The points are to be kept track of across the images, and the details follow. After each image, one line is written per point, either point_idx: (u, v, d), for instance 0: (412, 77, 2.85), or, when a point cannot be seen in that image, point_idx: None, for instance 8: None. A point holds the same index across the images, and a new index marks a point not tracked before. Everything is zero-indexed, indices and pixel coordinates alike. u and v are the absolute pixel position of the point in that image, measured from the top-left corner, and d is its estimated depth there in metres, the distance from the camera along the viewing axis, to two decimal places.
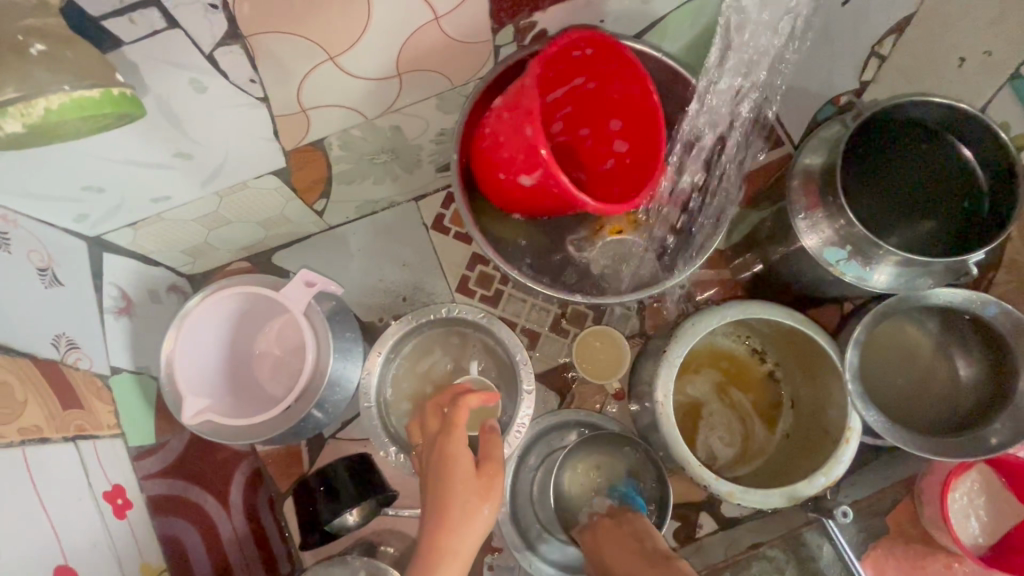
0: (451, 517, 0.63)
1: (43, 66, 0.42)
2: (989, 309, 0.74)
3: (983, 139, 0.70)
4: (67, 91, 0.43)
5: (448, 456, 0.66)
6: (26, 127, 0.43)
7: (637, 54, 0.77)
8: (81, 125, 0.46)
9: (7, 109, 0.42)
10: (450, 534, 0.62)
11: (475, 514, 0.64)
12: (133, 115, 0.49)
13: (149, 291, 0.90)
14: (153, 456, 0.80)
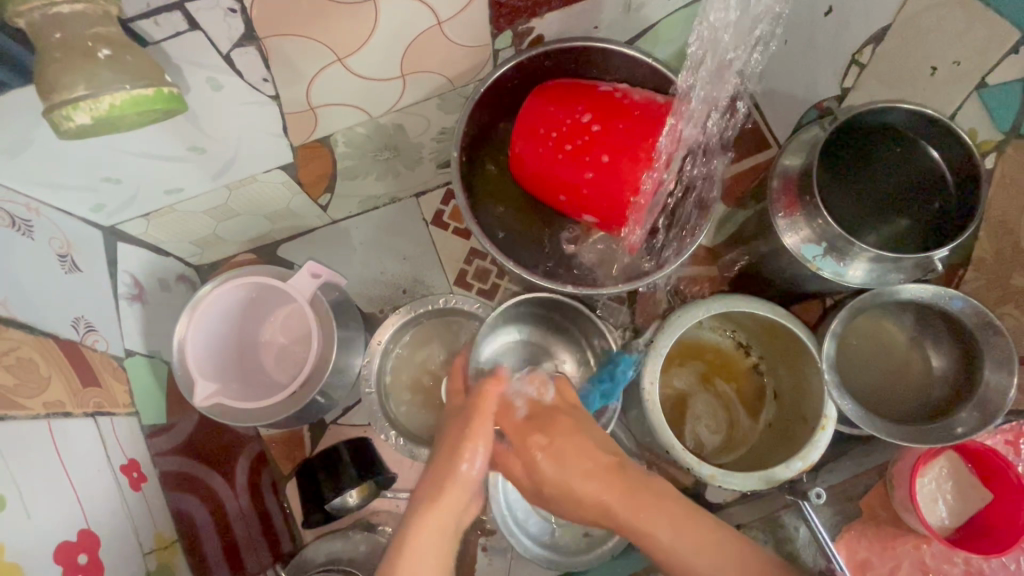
0: (456, 454, 0.67)
1: (108, 66, 0.48)
2: (956, 302, 0.79)
3: (951, 143, 0.74)
4: (127, 89, 0.49)
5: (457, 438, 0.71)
6: (93, 120, 0.49)
7: (628, 59, 0.82)
8: (136, 119, 0.52)
9: (79, 104, 0.48)
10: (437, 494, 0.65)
11: (471, 451, 0.67)
12: (181, 111, 0.55)
13: (159, 279, 0.94)
14: (163, 436, 0.84)
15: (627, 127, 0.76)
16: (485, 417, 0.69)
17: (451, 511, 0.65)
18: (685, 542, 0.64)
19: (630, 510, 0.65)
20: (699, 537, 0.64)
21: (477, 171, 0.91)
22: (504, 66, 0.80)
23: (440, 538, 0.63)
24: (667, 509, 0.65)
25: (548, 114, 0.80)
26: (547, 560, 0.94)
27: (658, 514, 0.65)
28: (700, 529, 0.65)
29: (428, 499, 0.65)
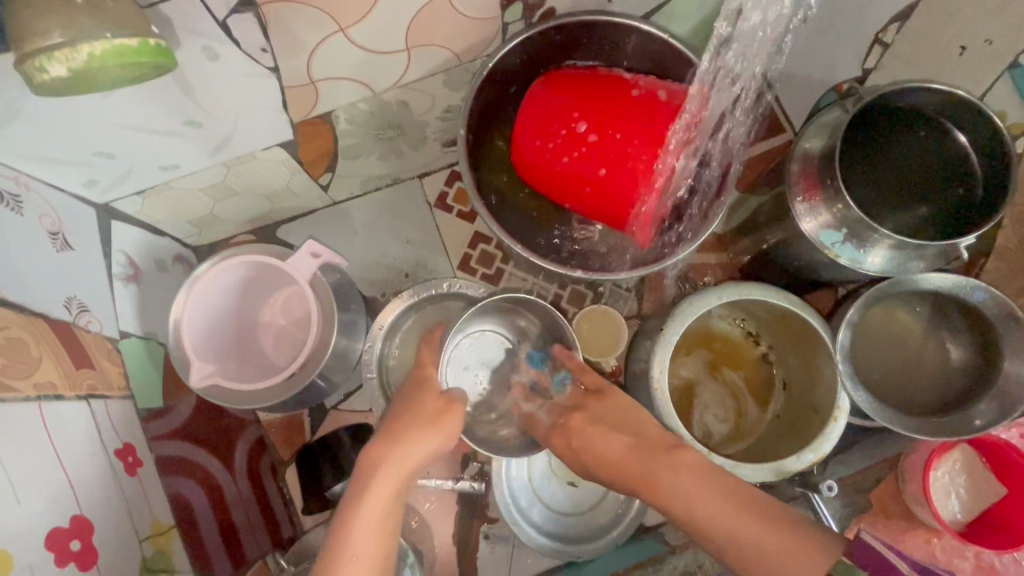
0: (405, 438, 0.70)
1: (87, 13, 0.45)
2: (977, 293, 0.76)
3: (980, 126, 0.71)
4: (109, 38, 0.45)
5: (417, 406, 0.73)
6: (71, 72, 0.46)
7: (643, 35, 0.78)
8: (120, 73, 0.49)
9: (54, 54, 0.45)
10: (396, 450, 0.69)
11: (420, 441, 0.69)
12: (166, 69, 0.53)
13: (155, 259, 0.92)
14: (160, 419, 0.82)
15: (635, 119, 0.73)
16: (444, 416, 0.72)
17: (391, 493, 0.65)
18: (696, 488, 0.66)
19: (653, 468, 0.71)
20: (709, 478, 0.66)
21: (485, 151, 0.89)
22: (515, 40, 0.76)
23: (378, 518, 0.64)
24: (684, 463, 0.69)
25: (554, 103, 0.76)
26: (550, 548, 0.92)
27: (681, 472, 0.68)
28: (711, 483, 0.66)
29: (366, 471, 0.67)
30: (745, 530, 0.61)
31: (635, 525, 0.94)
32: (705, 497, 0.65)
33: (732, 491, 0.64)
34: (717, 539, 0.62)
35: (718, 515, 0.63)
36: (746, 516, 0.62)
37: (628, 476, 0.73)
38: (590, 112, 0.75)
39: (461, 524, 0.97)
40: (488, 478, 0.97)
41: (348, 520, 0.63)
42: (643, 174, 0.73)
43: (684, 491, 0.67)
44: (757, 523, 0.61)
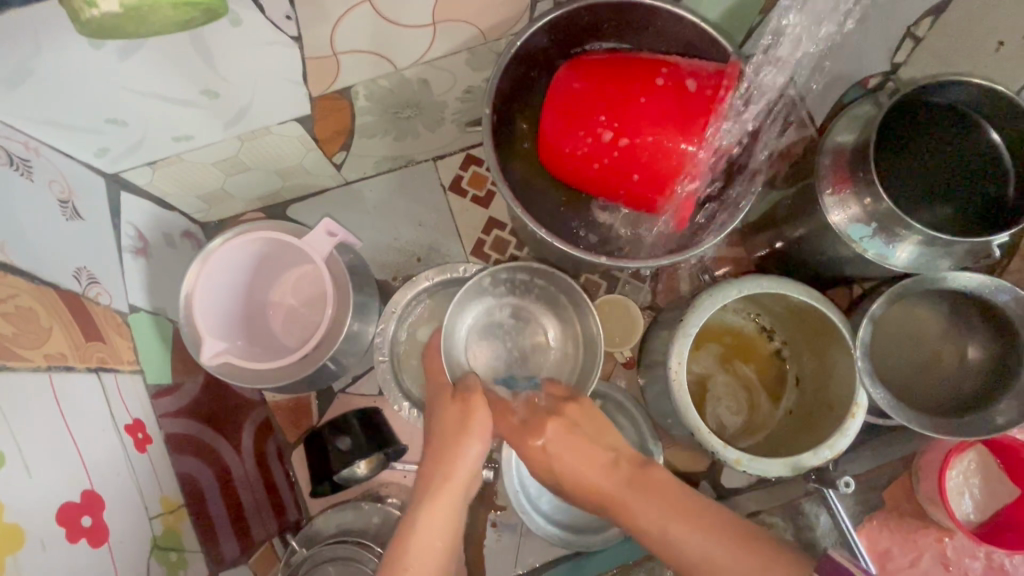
0: (449, 458, 0.70)
1: None
2: (1002, 295, 0.76)
3: (1017, 125, 0.70)
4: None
5: (456, 412, 0.73)
6: (122, 8, 0.45)
7: (673, 17, 0.76)
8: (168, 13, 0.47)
9: None
10: (442, 458, 0.70)
11: (460, 460, 0.70)
12: (216, 14, 0.50)
13: (164, 234, 0.90)
14: (170, 397, 0.80)
15: (666, 106, 0.70)
16: (472, 419, 0.72)
17: (451, 511, 0.66)
18: (667, 514, 0.64)
19: (620, 499, 0.68)
20: (681, 508, 0.64)
21: (508, 135, 0.87)
22: (543, 19, 0.75)
23: (443, 535, 0.64)
24: (647, 493, 0.67)
25: (580, 87, 0.74)
26: (558, 538, 0.92)
27: (648, 498, 0.66)
28: (682, 516, 0.63)
29: (424, 499, 0.67)
30: (721, 554, 0.59)
31: None
32: (673, 524, 0.63)
33: (713, 519, 0.62)
34: (694, 570, 0.60)
35: (700, 549, 0.60)
36: (721, 549, 0.59)
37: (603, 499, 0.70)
38: (617, 97, 0.72)
39: (469, 511, 0.97)
40: (497, 466, 0.96)
41: (403, 552, 0.61)
42: (679, 158, 0.71)
43: (648, 517, 0.65)
44: (739, 553, 0.58)
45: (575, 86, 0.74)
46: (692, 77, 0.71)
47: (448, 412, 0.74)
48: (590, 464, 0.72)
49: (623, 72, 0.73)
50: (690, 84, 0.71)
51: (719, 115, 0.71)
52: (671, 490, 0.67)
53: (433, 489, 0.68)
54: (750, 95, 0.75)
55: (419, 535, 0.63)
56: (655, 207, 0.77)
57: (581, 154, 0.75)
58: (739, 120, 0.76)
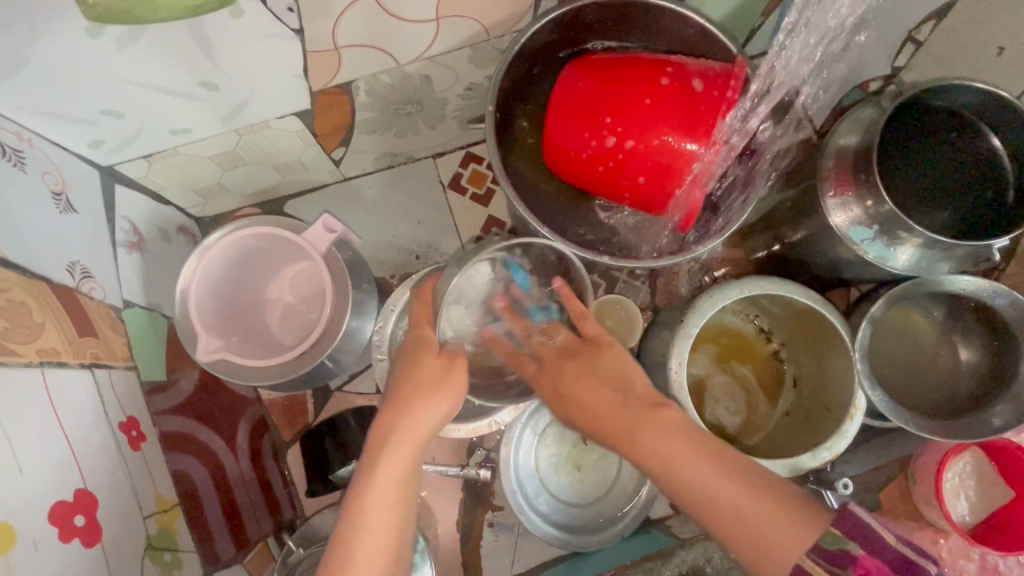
0: (406, 410, 0.63)
1: None
2: (999, 299, 0.76)
3: (1017, 127, 0.71)
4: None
5: (419, 367, 0.65)
6: None
7: (678, 18, 0.76)
8: None
9: None
10: (404, 414, 0.63)
11: (418, 416, 0.63)
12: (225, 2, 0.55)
13: (160, 228, 0.88)
14: (163, 394, 0.79)
15: (670, 106, 0.70)
16: (448, 377, 0.65)
17: (400, 474, 0.61)
18: (676, 449, 0.61)
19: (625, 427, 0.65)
20: (692, 446, 0.60)
21: (510, 132, 0.86)
22: (547, 17, 0.74)
23: (394, 498, 0.61)
24: (652, 422, 0.63)
25: (585, 86, 0.73)
26: (557, 539, 0.91)
27: (658, 432, 0.62)
28: (695, 454, 0.60)
29: (375, 457, 0.61)
30: (740, 502, 0.57)
31: (643, 516, 0.94)
32: (683, 460, 0.60)
33: (729, 460, 0.59)
34: (697, 504, 0.59)
35: (707, 485, 0.58)
36: (738, 493, 0.57)
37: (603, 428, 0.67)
38: (622, 95, 0.71)
39: (466, 511, 0.96)
40: (495, 466, 0.95)
41: (355, 508, 0.59)
42: (683, 158, 0.71)
43: (656, 450, 0.61)
44: (751, 497, 0.57)
45: (579, 85, 0.73)
46: (696, 78, 0.71)
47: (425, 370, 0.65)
48: (597, 392, 0.68)
49: (627, 72, 0.72)
50: (695, 85, 0.71)
51: (724, 116, 0.71)
52: (681, 427, 0.62)
53: (387, 450, 0.61)
54: (757, 94, 0.75)
55: (373, 506, 0.59)
56: (659, 207, 0.76)
57: (585, 153, 0.74)
58: (744, 121, 0.76)
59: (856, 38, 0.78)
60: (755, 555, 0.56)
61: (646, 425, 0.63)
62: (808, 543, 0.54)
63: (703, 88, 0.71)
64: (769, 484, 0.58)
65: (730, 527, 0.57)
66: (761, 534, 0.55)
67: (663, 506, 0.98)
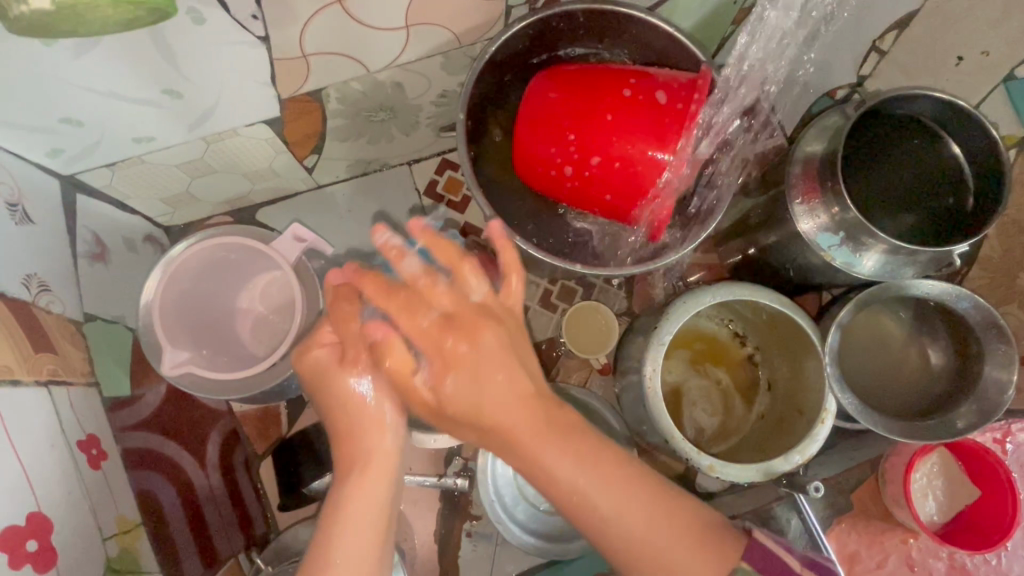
0: (360, 410, 0.63)
1: None
2: (964, 302, 0.77)
3: (975, 137, 0.73)
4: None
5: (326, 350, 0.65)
6: (54, 6, 0.44)
7: (649, 27, 0.76)
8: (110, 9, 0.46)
9: None
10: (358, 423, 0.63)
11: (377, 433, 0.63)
12: (161, 13, 0.51)
13: (124, 239, 0.86)
14: (128, 409, 0.79)
15: (635, 118, 0.70)
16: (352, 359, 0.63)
17: (373, 473, 0.61)
18: (585, 469, 0.55)
19: (541, 463, 0.55)
20: (606, 465, 0.56)
21: (483, 140, 0.86)
22: (519, 24, 0.74)
23: (381, 486, 0.61)
24: (575, 449, 0.56)
25: (553, 96, 0.73)
26: (535, 547, 0.91)
27: (566, 445, 0.55)
28: (623, 484, 0.56)
29: (350, 468, 0.62)
30: (643, 525, 0.55)
31: None
32: (593, 481, 0.55)
33: (651, 484, 0.57)
34: (602, 524, 0.56)
35: (616, 513, 0.55)
36: (648, 516, 0.56)
37: (510, 434, 0.55)
38: (590, 105, 0.71)
39: (443, 521, 0.95)
40: (472, 475, 0.95)
41: (341, 509, 0.59)
42: (649, 168, 0.70)
43: (563, 467, 0.55)
44: (661, 526, 0.56)
45: (549, 96, 0.74)
46: (659, 90, 0.71)
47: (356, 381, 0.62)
48: (522, 419, 0.55)
49: (595, 83, 0.72)
50: (658, 97, 0.70)
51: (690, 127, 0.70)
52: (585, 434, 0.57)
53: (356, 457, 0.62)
54: (726, 103, 0.76)
55: (356, 501, 0.59)
56: (629, 215, 0.76)
57: (556, 163, 0.74)
58: (716, 130, 0.77)
59: (819, 47, 0.80)
60: None
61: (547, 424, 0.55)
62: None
63: (666, 101, 0.70)
64: (685, 509, 0.57)
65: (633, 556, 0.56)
66: (677, 562, 0.55)
67: None
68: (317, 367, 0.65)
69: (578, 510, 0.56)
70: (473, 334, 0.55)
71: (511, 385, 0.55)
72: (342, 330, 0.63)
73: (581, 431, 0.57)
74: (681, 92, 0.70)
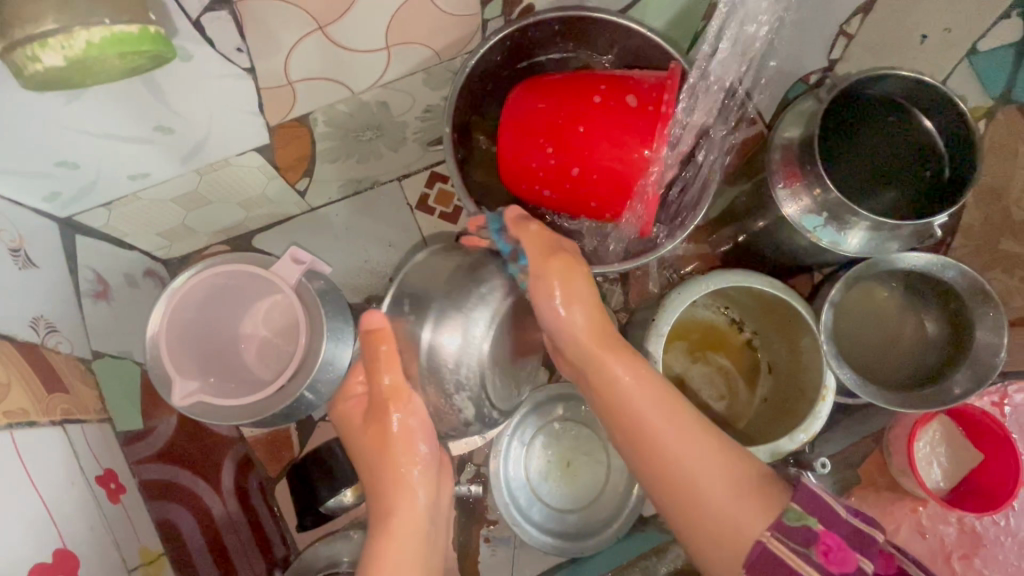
0: (396, 456, 0.65)
1: (53, 10, 0.41)
2: (949, 271, 0.80)
3: (945, 111, 0.75)
4: (107, 25, 0.43)
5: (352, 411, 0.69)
6: (66, 61, 0.43)
7: (623, 30, 0.79)
8: (117, 64, 0.46)
9: (48, 41, 0.42)
10: (387, 486, 0.65)
11: (408, 497, 0.64)
12: (165, 60, 0.49)
13: (125, 275, 0.87)
14: (141, 442, 0.82)
15: (612, 121, 0.71)
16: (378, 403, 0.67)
17: (405, 536, 0.62)
18: (657, 412, 0.63)
19: (637, 399, 0.64)
20: (678, 419, 0.62)
21: (469, 151, 0.88)
22: (495, 37, 0.77)
23: (410, 544, 0.62)
24: (660, 389, 0.65)
25: (535, 103, 0.75)
26: (554, 547, 0.92)
27: (645, 405, 0.64)
28: (696, 437, 0.61)
29: (383, 522, 0.64)
30: (700, 468, 0.59)
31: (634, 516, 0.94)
32: (663, 426, 0.62)
33: (715, 438, 0.61)
34: (673, 468, 0.61)
35: (684, 456, 0.60)
36: (703, 454, 0.60)
37: (600, 374, 0.66)
38: (569, 111, 0.73)
39: (461, 528, 0.96)
40: (485, 480, 0.96)
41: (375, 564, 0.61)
42: (632, 166, 0.72)
43: (647, 406, 0.63)
44: (722, 475, 0.59)
45: (529, 104, 0.75)
46: (632, 92, 0.72)
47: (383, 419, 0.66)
48: (639, 388, 0.64)
49: (571, 89, 0.74)
50: (631, 99, 0.71)
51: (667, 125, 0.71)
52: (657, 385, 0.65)
53: (387, 519, 0.64)
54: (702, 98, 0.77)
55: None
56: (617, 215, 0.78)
57: (542, 170, 0.76)
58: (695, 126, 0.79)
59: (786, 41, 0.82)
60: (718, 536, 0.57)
61: (641, 387, 0.65)
62: (761, 521, 0.56)
63: (639, 102, 0.71)
64: (732, 455, 0.60)
65: (693, 510, 0.59)
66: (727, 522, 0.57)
67: None
68: (351, 414, 0.69)
69: (651, 457, 0.62)
70: (581, 292, 0.67)
71: (586, 309, 0.67)
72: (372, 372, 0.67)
73: (687, 412, 0.64)
74: (653, 92, 0.71)
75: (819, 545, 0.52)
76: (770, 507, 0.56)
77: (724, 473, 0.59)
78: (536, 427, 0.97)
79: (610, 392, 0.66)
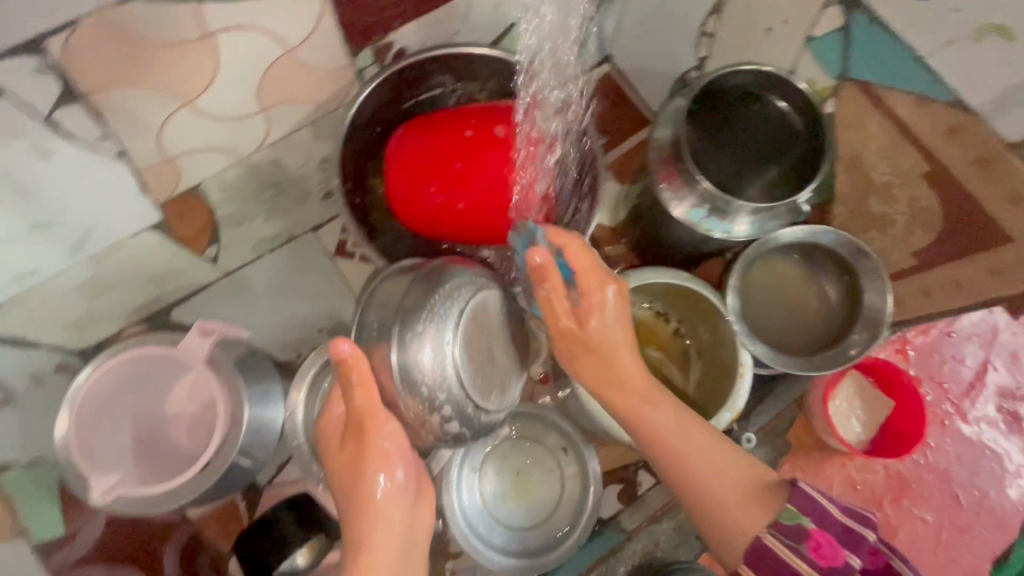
0: (364, 487, 0.65)
1: None
2: (827, 236, 0.88)
3: (789, 92, 0.81)
4: None
5: (331, 437, 0.70)
6: None
7: (496, 59, 0.82)
8: None
9: None
10: (362, 522, 0.64)
11: (383, 528, 0.64)
12: None
13: (32, 375, 0.84)
14: (66, 548, 0.85)
15: (481, 148, 0.75)
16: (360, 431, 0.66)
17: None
18: (704, 447, 0.70)
19: (670, 428, 0.71)
20: (696, 444, 0.69)
21: (371, 194, 0.90)
22: (372, 83, 0.78)
23: None
24: (683, 412, 0.72)
25: (413, 143, 0.77)
26: (519, 567, 0.93)
27: (693, 437, 0.70)
28: (723, 452, 0.69)
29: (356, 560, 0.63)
30: (718, 484, 0.67)
31: (593, 521, 0.95)
32: (697, 466, 0.69)
33: (745, 466, 0.69)
34: (688, 485, 0.69)
35: (705, 463, 0.69)
36: (709, 471, 0.68)
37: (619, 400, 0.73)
38: (443, 146, 0.75)
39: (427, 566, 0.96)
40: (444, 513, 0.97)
41: None
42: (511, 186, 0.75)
43: (666, 424, 0.71)
44: (731, 484, 0.67)
45: (404, 146, 0.78)
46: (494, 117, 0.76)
47: (353, 445, 0.67)
48: (663, 411, 0.72)
49: (439, 125, 0.77)
50: (493, 122, 0.75)
51: (531, 142, 0.77)
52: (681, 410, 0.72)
53: (361, 559, 0.63)
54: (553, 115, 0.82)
55: None
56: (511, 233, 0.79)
57: (430, 206, 0.78)
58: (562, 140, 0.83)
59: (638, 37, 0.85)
60: (717, 526, 0.68)
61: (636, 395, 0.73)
62: (762, 520, 0.65)
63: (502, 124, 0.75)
64: (740, 459, 0.69)
65: (704, 510, 0.68)
66: (733, 520, 0.66)
67: (613, 503, 1.01)
68: (326, 440, 0.71)
69: (676, 468, 0.70)
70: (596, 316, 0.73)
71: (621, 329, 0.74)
72: (351, 407, 0.66)
73: (699, 425, 0.71)
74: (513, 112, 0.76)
75: (811, 541, 0.62)
76: (768, 509, 0.65)
77: (731, 465, 0.68)
78: (484, 451, 0.98)
79: (642, 425, 0.72)
